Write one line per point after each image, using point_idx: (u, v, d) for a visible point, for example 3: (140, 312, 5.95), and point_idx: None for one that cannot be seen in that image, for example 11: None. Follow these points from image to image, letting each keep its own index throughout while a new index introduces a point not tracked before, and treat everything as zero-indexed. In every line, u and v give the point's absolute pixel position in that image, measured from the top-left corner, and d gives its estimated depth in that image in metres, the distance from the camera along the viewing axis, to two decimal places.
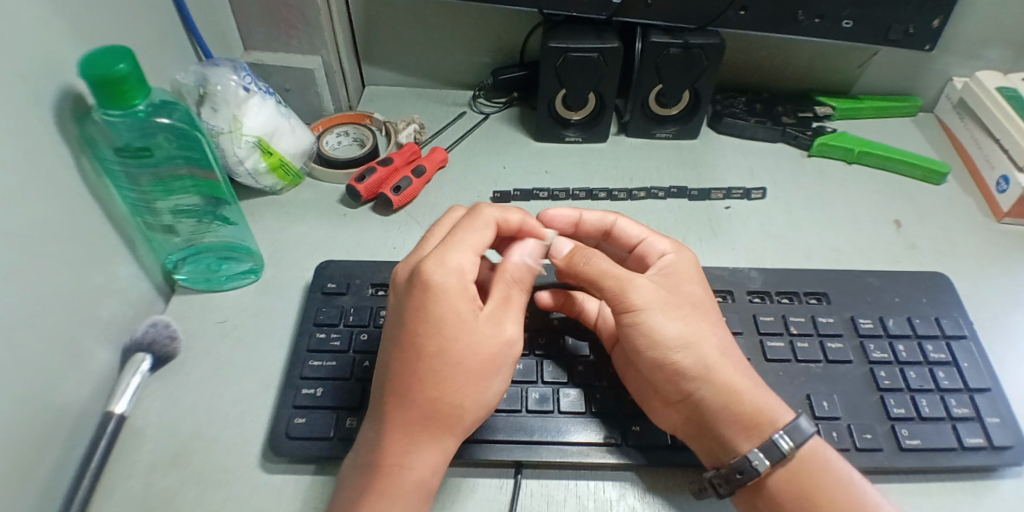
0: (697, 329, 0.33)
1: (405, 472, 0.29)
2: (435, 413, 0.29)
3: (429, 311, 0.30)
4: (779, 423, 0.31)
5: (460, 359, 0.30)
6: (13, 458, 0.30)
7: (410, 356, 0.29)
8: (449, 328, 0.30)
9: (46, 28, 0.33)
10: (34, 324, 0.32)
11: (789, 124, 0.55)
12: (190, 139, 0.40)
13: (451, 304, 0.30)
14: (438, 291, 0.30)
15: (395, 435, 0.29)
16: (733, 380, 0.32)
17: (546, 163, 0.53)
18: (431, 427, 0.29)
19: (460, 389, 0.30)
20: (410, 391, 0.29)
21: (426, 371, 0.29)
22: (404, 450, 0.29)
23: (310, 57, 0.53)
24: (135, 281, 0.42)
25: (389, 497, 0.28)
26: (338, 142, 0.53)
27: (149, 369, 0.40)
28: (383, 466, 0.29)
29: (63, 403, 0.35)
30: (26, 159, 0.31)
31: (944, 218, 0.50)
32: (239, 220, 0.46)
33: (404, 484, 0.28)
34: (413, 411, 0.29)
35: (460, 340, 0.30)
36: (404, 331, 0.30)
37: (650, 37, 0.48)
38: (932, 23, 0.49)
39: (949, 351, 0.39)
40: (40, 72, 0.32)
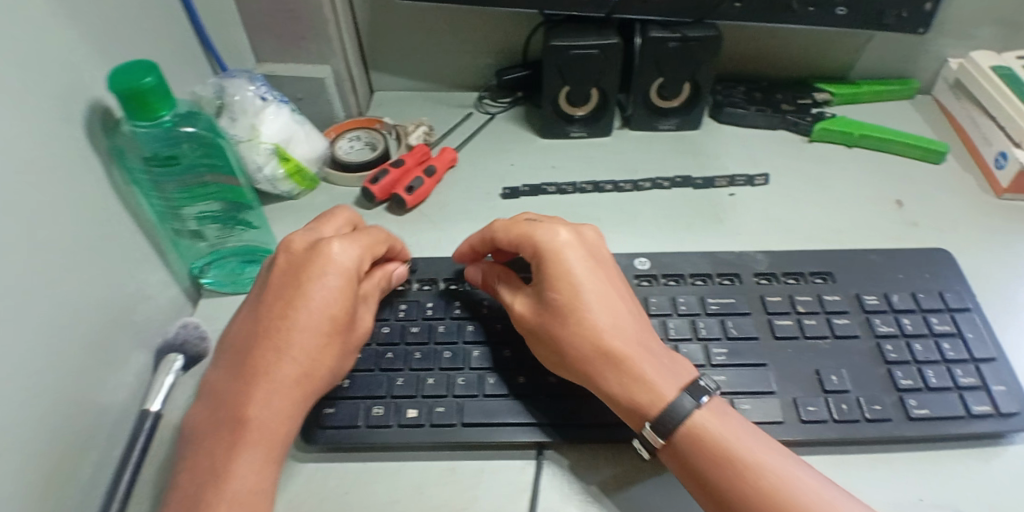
0: (562, 346, 0.36)
1: (267, 421, 0.33)
2: (302, 374, 0.34)
3: (309, 284, 0.36)
4: (661, 405, 0.33)
5: (337, 332, 0.36)
6: (58, 456, 0.32)
7: (289, 318, 0.35)
8: (326, 303, 0.36)
9: (71, 51, 0.35)
10: (73, 332, 0.34)
11: (788, 111, 0.56)
12: (214, 147, 0.42)
13: (337, 283, 0.37)
14: (334, 269, 0.37)
15: (263, 385, 0.33)
16: (611, 379, 0.34)
17: (552, 159, 0.54)
18: (302, 387, 0.34)
19: (323, 355, 0.35)
20: (290, 350, 0.34)
21: (297, 336, 0.35)
22: (261, 403, 0.33)
23: (320, 66, 0.54)
24: (164, 287, 0.44)
25: (242, 448, 0.31)
26: (351, 147, 0.54)
27: (182, 368, 0.42)
28: (251, 411, 0.33)
29: (99, 405, 0.37)
30: (59, 175, 0.33)
31: (944, 197, 0.51)
32: (263, 225, 0.49)
33: (260, 432, 0.32)
34: (290, 369, 0.34)
35: (337, 315, 0.36)
36: (287, 296, 0.36)
37: (649, 32, 0.49)
38: (925, 7, 0.51)
39: (954, 322, 0.40)
40: (68, 92, 0.34)
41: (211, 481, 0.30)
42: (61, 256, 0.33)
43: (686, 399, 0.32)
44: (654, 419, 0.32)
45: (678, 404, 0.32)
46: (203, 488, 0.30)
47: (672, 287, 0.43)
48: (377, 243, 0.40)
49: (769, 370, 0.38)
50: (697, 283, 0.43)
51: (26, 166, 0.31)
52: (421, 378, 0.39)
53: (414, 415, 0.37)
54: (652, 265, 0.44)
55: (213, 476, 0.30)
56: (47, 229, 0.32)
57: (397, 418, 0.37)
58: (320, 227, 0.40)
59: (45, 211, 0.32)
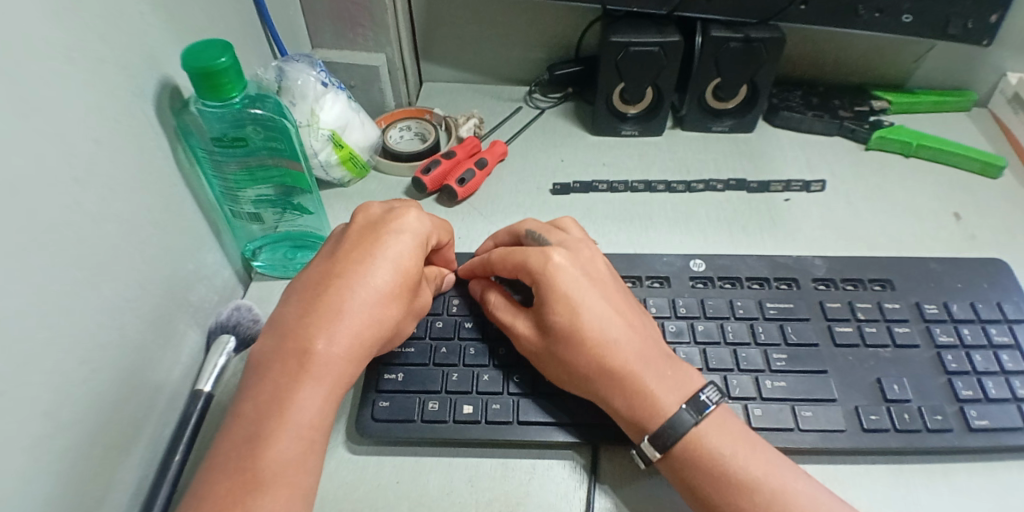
0: (568, 363, 0.35)
1: (330, 361, 0.32)
2: (369, 324, 0.34)
3: (391, 240, 0.36)
4: (657, 421, 0.32)
5: (405, 290, 0.35)
6: (117, 431, 0.32)
7: (367, 267, 0.35)
8: (404, 260, 0.35)
9: (144, 26, 0.35)
10: (134, 307, 0.34)
11: (845, 118, 0.55)
12: (280, 131, 0.42)
13: (415, 245, 0.36)
14: (415, 232, 0.37)
15: (332, 325, 0.32)
16: (617, 397, 0.33)
17: (602, 156, 0.54)
18: (366, 336, 0.33)
19: (390, 310, 0.34)
20: (361, 296, 0.34)
21: (372, 286, 0.34)
22: (331, 342, 0.32)
23: (374, 54, 0.54)
24: (218, 268, 0.44)
25: (310, 380, 0.31)
26: (401, 137, 0.55)
27: (234, 349, 0.42)
28: (318, 347, 0.31)
29: (156, 382, 0.37)
30: (127, 150, 0.33)
31: (1003, 211, 0.50)
32: (318, 210, 0.48)
33: (324, 372, 0.31)
34: (360, 314, 0.33)
35: (409, 274, 0.36)
36: (367, 247, 0.36)
37: (711, 32, 0.49)
38: (990, 18, 0.50)
39: (1013, 334, 0.39)
40: (138, 67, 0.34)
41: (273, 407, 0.30)
42: (125, 231, 0.33)
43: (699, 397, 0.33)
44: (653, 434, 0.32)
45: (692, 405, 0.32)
46: (266, 414, 0.29)
47: (730, 290, 0.42)
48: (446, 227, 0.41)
49: (830, 377, 0.37)
50: (754, 286, 0.43)
51: (97, 139, 0.31)
52: (476, 374, 0.38)
53: (470, 411, 0.36)
54: (708, 266, 0.44)
55: (278, 403, 0.30)
56: (113, 203, 0.32)
57: (453, 415, 0.36)
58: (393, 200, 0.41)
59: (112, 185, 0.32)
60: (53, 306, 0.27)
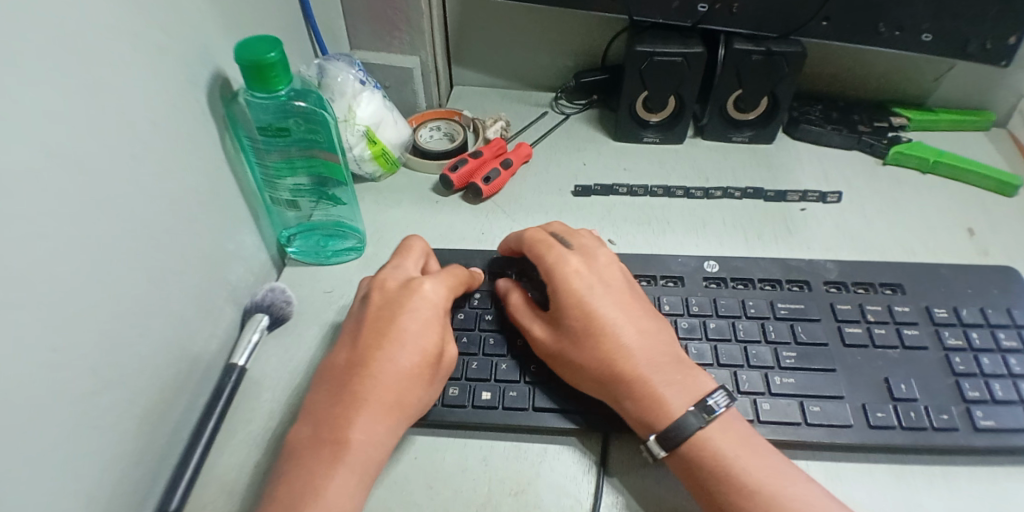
0: (587, 363, 0.36)
1: (362, 447, 0.32)
2: (400, 404, 0.34)
3: (401, 321, 0.36)
4: (675, 422, 0.33)
5: (431, 366, 0.36)
6: (157, 394, 0.35)
7: (388, 349, 0.35)
8: (419, 337, 0.36)
9: (200, 23, 0.38)
10: (179, 280, 0.37)
11: (865, 133, 0.56)
12: (319, 123, 0.44)
13: (427, 320, 0.37)
14: (426, 304, 0.38)
15: (363, 415, 0.33)
16: (636, 395, 0.34)
17: (624, 161, 0.56)
18: (396, 414, 0.34)
19: (418, 389, 0.35)
20: (378, 383, 0.34)
21: (392, 372, 0.35)
22: (366, 431, 0.33)
23: (409, 57, 0.57)
24: (255, 252, 0.46)
25: (343, 468, 0.31)
26: (431, 136, 0.57)
27: (267, 327, 0.44)
28: (347, 440, 0.32)
29: (194, 353, 0.39)
30: (179, 132, 0.36)
31: (1020, 229, 0.50)
32: (350, 201, 0.50)
33: (359, 458, 0.32)
34: (384, 399, 0.34)
35: (430, 349, 0.36)
36: (384, 325, 0.36)
37: (733, 44, 0.51)
38: (1007, 41, 0.51)
39: (1021, 339, 0.40)
40: (193, 59, 0.37)
41: (331, 449, 0.32)
42: (173, 209, 0.36)
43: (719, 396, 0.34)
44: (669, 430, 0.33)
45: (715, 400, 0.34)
46: (324, 454, 0.32)
47: (742, 290, 0.43)
48: (455, 277, 0.41)
49: (838, 375, 0.38)
50: (767, 288, 0.44)
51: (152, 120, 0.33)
52: (495, 363, 0.40)
53: (489, 397, 0.38)
54: (721, 268, 0.45)
55: (334, 445, 0.32)
56: (163, 181, 0.34)
57: (472, 400, 0.38)
58: (405, 258, 0.42)
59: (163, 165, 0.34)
60: (110, 273, 0.30)
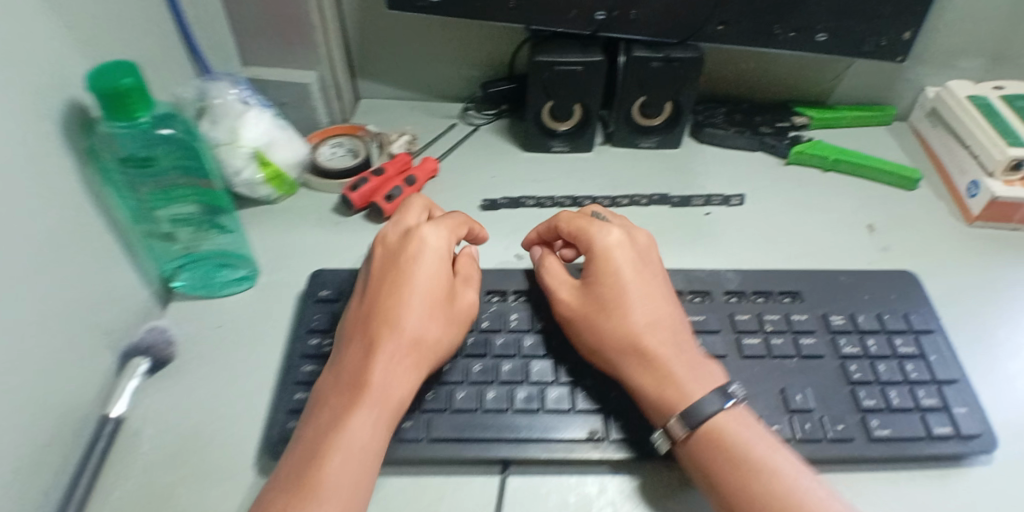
0: (605, 331, 0.37)
1: (349, 438, 0.32)
2: (384, 392, 0.34)
3: (398, 293, 0.38)
4: (680, 406, 0.33)
5: (420, 347, 0.36)
6: (25, 456, 0.31)
7: (376, 331, 0.36)
8: (411, 317, 0.37)
9: (57, 48, 0.34)
10: (47, 328, 0.34)
11: (766, 134, 0.57)
12: (191, 150, 0.42)
13: (422, 294, 0.38)
14: (415, 275, 0.39)
15: (352, 403, 0.33)
16: (635, 370, 0.35)
17: (535, 173, 0.55)
18: (381, 407, 0.33)
19: (406, 376, 0.35)
20: (365, 369, 0.34)
21: (382, 352, 0.35)
22: (358, 423, 0.32)
23: (306, 72, 0.54)
24: (134, 289, 0.43)
25: (332, 457, 0.31)
26: (332, 153, 0.54)
27: (148, 372, 0.41)
28: (336, 430, 0.32)
29: (65, 404, 0.35)
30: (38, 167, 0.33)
31: (919, 223, 0.52)
32: (236, 229, 0.48)
33: (347, 447, 0.31)
34: (374, 384, 0.34)
35: (417, 328, 0.36)
36: (377, 303, 0.38)
37: (633, 51, 0.50)
38: (904, 36, 0.52)
39: (918, 345, 0.40)
40: (51, 87, 0.34)
41: (317, 441, 0.32)
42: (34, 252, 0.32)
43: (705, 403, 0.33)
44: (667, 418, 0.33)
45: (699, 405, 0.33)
46: (309, 446, 0.32)
47: None
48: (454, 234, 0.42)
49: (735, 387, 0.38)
50: None
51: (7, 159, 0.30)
52: None
53: None
54: None
55: (320, 438, 0.32)
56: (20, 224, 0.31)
57: None
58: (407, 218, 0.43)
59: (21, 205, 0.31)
60: None
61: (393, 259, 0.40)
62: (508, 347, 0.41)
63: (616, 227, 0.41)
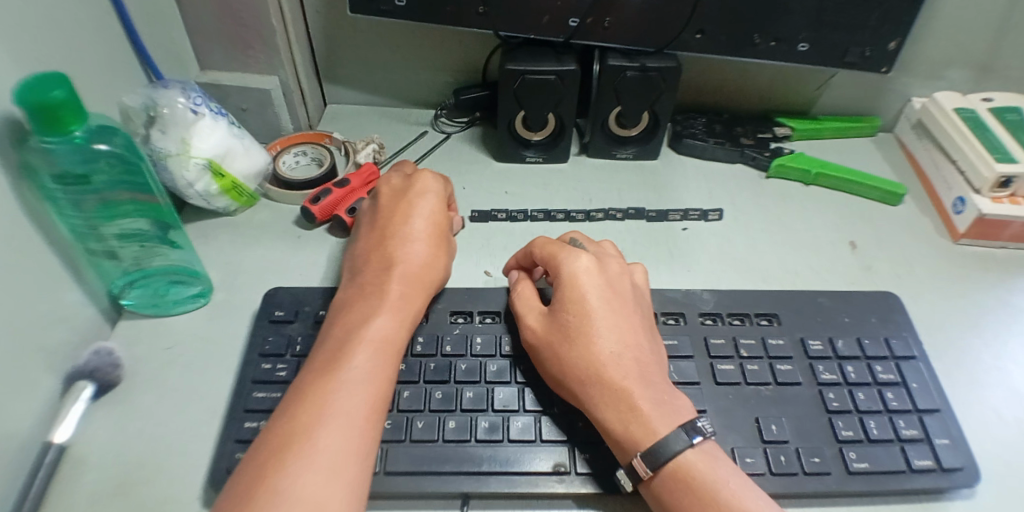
0: (569, 355, 0.35)
1: (378, 325, 0.34)
2: (406, 291, 0.37)
3: (404, 223, 0.41)
4: (645, 442, 0.31)
5: (427, 259, 0.40)
6: None
7: (390, 250, 0.40)
8: (419, 236, 0.41)
9: None
10: None
11: (748, 145, 0.55)
12: (134, 164, 0.39)
13: (424, 220, 0.42)
14: (416, 210, 0.42)
15: (375, 304, 0.36)
16: (601, 393, 0.33)
17: (507, 185, 0.53)
18: (400, 298, 0.37)
19: (418, 274, 0.39)
20: (386, 275, 0.38)
21: (401, 259, 0.39)
22: (381, 312, 0.35)
23: (267, 76, 0.52)
24: (79, 308, 0.41)
25: (366, 341, 0.33)
26: (295, 162, 0.53)
27: (93, 396, 0.39)
28: (363, 323, 0.34)
29: (8, 436, 0.33)
30: None
31: (902, 240, 0.50)
32: (187, 244, 0.46)
33: (376, 331, 0.34)
34: (393, 283, 0.37)
35: (424, 248, 0.40)
36: (382, 233, 0.41)
37: (608, 60, 0.48)
38: (890, 46, 0.50)
39: (898, 372, 0.39)
40: None
41: (337, 344, 0.33)
42: None
43: (681, 435, 0.31)
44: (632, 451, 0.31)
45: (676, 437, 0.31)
46: (328, 350, 0.33)
47: None
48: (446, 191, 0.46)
49: (708, 417, 0.36)
50: None
51: None
52: None
53: None
54: None
55: (339, 342, 0.33)
56: None
57: None
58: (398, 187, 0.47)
59: None
60: None
61: (391, 211, 0.43)
62: (472, 373, 0.39)
63: (580, 253, 0.39)
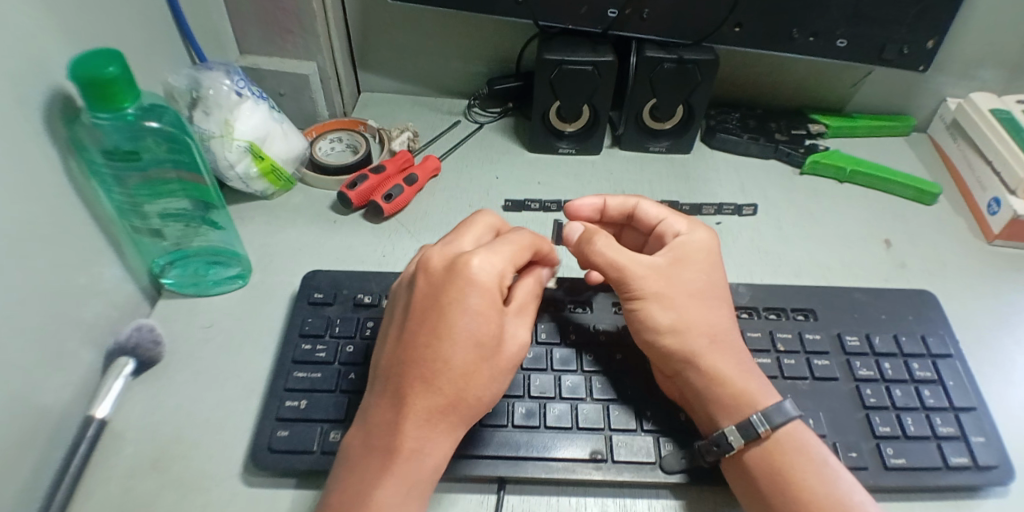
0: (690, 316, 0.36)
1: (420, 456, 0.29)
2: (456, 404, 0.30)
3: (461, 302, 0.30)
4: (759, 406, 0.33)
5: (488, 353, 0.31)
6: None
7: (440, 343, 0.30)
8: (482, 323, 0.30)
9: (38, 31, 0.32)
10: (22, 326, 0.32)
11: (782, 141, 0.56)
12: (180, 143, 0.40)
13: (484, 302, 0.31)
14: (478, 286, 0.31)
15: (414, 422, 0.29)
16: (718, 366, 0.35)
17: (539, 175, 0.53)
18: (451, 415, 0.30)
19: (479, 382, 0.31)
20: (438, 380, 0.30)
21: (455, 361, 0.30)
22: (424, 436, 0.30)
23: (305, 62, 0.53)
24: (120, 284, 0.41)
25: (400, 483, 0.29)
26: (331, 148, 0.54)
27: (132, 372, 0.39)
28: (401, 449, 0.29)
29: (43, 406, 0.33)
30: (17, 155, 0.31)
31: (935, 238, 0.50)
32: (227, 225, 0.47)
33: (417, 465, 0.29)
34: (438, 397, 0.30)
35: (491, 336, 0.31)
36: (430, 314, 0.31)
37: (645, 52, 0.48)
38: (927, 44, 0.50)
39: (935, 370, 0.39)
40: (31, 73, 0.32)
41: (444, 403, 0.30)
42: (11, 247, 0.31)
43: (785, 406, 0.33)
44: (738, 420, 0.33)
45: (778, 408, 0.33)
46: (433, 407, 0.30)
47: None
48: (518, 255, 0.34)
49: None
50: None
51: None
52: None
53: None
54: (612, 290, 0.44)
55: (446, 404, 0.30)
56: None
57: None
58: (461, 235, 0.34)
59: None
60: None
61: (447, 282, 0.31)
62: None
63: (693, 218, 0.42)
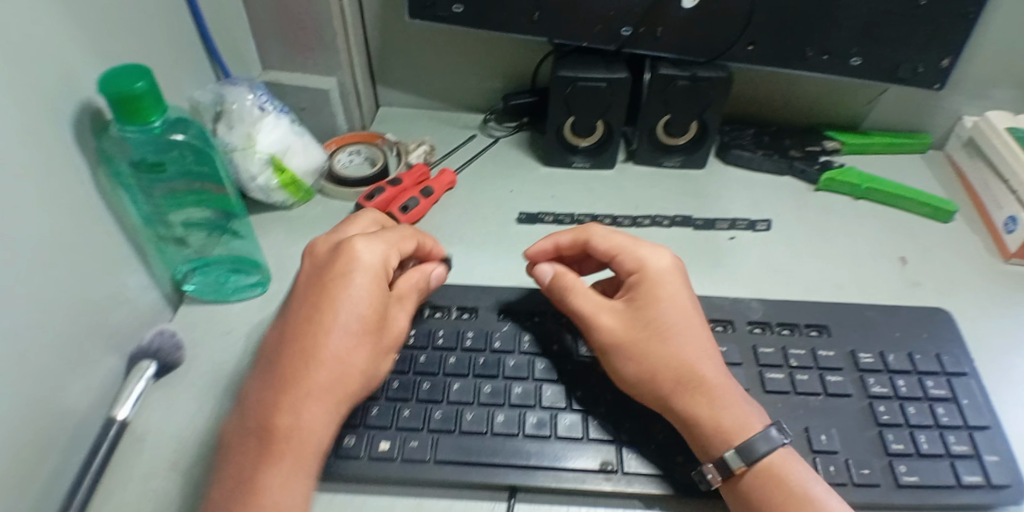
0: (654, 360, 0.35)
1: (296, 427, 0.31)
2: (312, 372, 0.32)
3: (338, 278, 0.35)
4: (744, 437, 0.32)
5: (351, 322, 0.34)
6: (21, 458, 0.31)
7: (320, 315, 0.34)
8: (356, 295, 0.34)
9: (71, 47, 0.34)
10: (49, 328, 0.33)
11: (797, 158, 0.56)
12: (203, 155, 0.42)
13: (360, 276, 0.35)
14: (358, 264, 0.35)
15: (285, 393, 0.32)
16: (701, 395, 0.34)
17: (553, 188, 0.54)
18: (318, 385, 0.32)
19: (336, 348, 0.33)
20: (307, 346, 0.33)
21: (319, 330, 0.33)
22: (291, 405, 0.31)
23: (326, 77, 0.55)
24: (145, 290, 0.43)
25: (278, 455, 0.30)
26: (350, 160, 0.55)
27: (155, 375, 0.40)
28: (274, 418, 0.31)
29: (67, 406, 0.34)
30: (51, 163, 0.32)
31: (951, 256, 0.50)
32: (248, 234, 0.49)
33: (292, 437, 0.30)
34: (296, 366, 0.32)
35: (360, 306, 0.34)
36: (314, 294, 0.35)
37: (658, 69, 0.49)
38: (941, 63, 0.49)
39: (949, 387, 0.38)
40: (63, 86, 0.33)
41: (293, 368, 0.32)
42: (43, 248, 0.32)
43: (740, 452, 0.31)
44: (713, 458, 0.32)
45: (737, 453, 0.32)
46: (294, 375, 0.32)
47: None
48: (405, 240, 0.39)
49: None
50: None
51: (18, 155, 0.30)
52: (397, 410, 0.37)
53: (386, 448, 0.35)
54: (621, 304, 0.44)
55: (293, 371, 0.32)
56: (29, 220, 0.31)
57: (367, 451, 0.34)
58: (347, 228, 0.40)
59: (31, 203, 0.31)
60: None
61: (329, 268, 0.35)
62: (521, 370, 0.39)
63: (655, 246, 0.40)
